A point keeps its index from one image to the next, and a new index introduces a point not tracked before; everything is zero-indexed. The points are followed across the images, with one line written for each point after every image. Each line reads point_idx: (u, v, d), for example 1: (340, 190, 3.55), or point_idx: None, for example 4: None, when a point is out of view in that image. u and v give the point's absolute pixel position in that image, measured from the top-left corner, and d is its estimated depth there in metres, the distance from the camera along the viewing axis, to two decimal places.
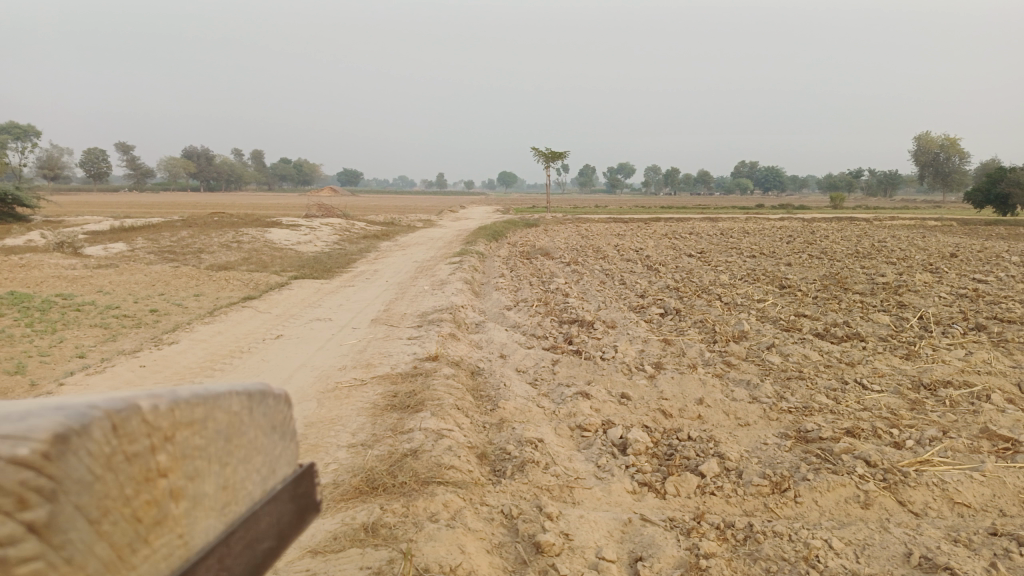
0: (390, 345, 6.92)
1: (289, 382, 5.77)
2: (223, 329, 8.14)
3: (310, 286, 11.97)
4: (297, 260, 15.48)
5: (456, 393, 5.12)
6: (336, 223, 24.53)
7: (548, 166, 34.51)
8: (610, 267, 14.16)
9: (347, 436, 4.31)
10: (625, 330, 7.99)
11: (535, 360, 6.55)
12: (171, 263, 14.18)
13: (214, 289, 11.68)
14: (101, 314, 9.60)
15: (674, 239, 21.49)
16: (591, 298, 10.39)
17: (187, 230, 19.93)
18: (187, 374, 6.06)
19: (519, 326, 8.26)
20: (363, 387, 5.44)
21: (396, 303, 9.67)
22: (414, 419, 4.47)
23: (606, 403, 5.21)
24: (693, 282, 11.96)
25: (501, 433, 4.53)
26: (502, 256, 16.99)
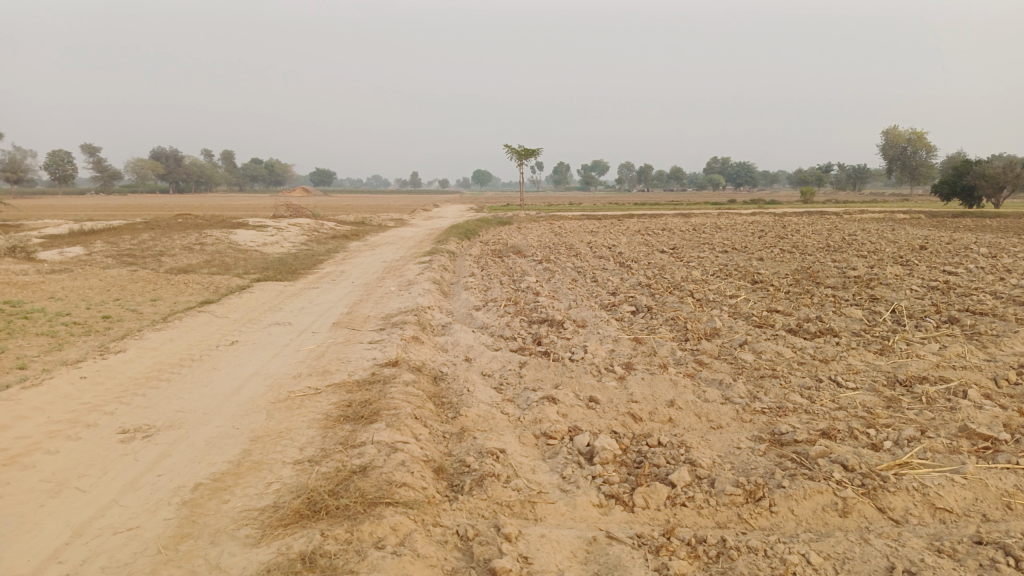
0: (349, 350, 6.61)
1: (239, 392, 5.44)
2: (176, 336, 7.75)
3: (273, 288, 11.58)
4: (262, 262, 15.03)
5: (415, 401, 4.83)
6: (305, 223, 24.01)
7: (522, 163, 34.20)
8: (583, 265, 13.93)
9: (295, 452, 4.02)
10: (595, 329, 7.76)
11: (502, 363, 6.27)
12: (129, 267, 13.66)
13: (173, 293, 11.24)
14: (50, 320, 9.13)
15: (647, 235, 21.34)
16: (562, 297, 10.15)
17: (148, 232, 19.31)
18: (130, 386, 5.70)
19: (487, 328, 7.98)
20: (317, 396, 5.13)
21: (361, 306, 9.34)
22: (366, 431, 4.18)
23: (573, 408, 4.96)
24: (666, 279, 11.78)
25: (461, 443, 4.26)
26: (474, 254, 16.67)
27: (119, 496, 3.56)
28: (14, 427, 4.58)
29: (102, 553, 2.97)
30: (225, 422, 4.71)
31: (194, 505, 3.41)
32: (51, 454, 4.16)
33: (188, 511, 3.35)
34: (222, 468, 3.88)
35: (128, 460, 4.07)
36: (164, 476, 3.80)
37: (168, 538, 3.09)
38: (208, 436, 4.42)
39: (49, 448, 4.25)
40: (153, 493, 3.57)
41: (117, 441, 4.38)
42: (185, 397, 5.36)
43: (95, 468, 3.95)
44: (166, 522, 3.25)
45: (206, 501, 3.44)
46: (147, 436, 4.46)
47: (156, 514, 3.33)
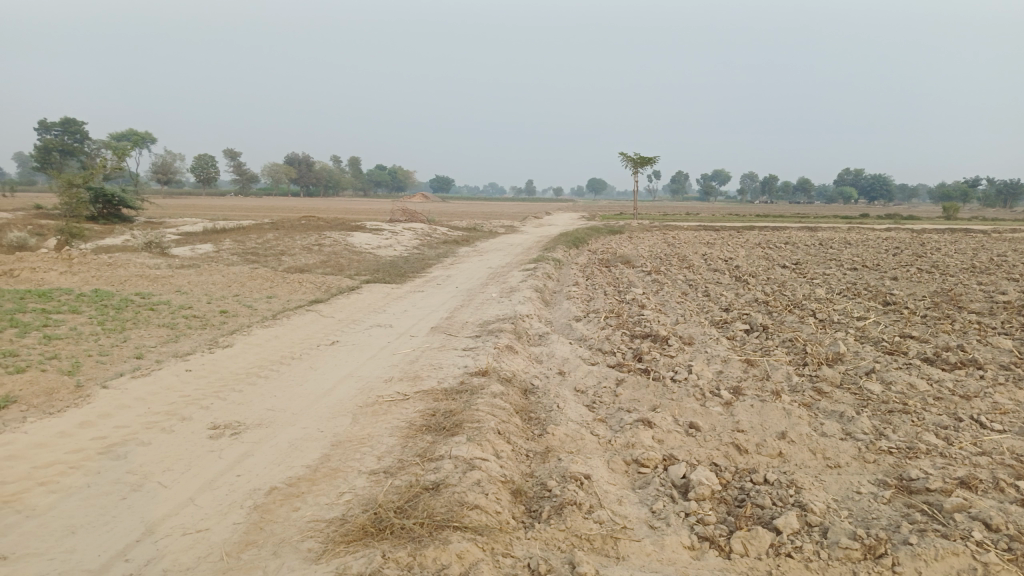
0: (442, 356, 6.49)
1: (329, 393, 5.42)
2: (281, 333, 7.94)
3: (379, 290, 11.75)
4: (373, 264, 15.38)
5: (500, 415, 4.61)
6: (418, 228, 24.49)
7: (637, 171, 33.41)
8: (695, 278, 13.30)
9: (372, 461, 3.88)
10: (702, 348, 7.26)
11: (597, 379, 5.94)
12: (251, 265, 14.32)
13: (287, 291, 11.63)
14: (172, 313, 9.62)
15: (767, 249, 20.27)
16: (669, 311, 9.67)
17: (273, 232, 20.30)
18: (230, 381, 5.81)
19: (586, 340, 7.65)
20: (404, 403, 5.01)
21: (460, 311, 9.26)
22: (446, 444, 3.99)
23: (671, 434, 4.56)
24: (785, 296, 11.01)
25: (545, 465, 3.99)
26: (580, 263, 16.35)
27: (195, 494, 3.55)
28: (116, 417, 4.75)
29: (167, 555, 2.94)
30: (310, 423, 4.66)
31: (264, 510, 3.33)
32: (144, 447, 4.25)
33: (257, 517, 3.28)
34: (299, 472, 3.80)
35: (212, 457, 4.08)
36: (243, 476, 3.77)
37: (233, 544, 3.02)
38: (291, 437, 4.38)
39: (144, 440, 4.36)
40: (228, 494, 3.53)
41: (206, 436, 4.43)
42: (278, 395, 5.39)
43: (181, 463, 3.99)
44: (234, 526, 3.19)
45: (277, 507, 3.36)
46: (234, 433, 4.49)
47: (226, 518, 3.28)
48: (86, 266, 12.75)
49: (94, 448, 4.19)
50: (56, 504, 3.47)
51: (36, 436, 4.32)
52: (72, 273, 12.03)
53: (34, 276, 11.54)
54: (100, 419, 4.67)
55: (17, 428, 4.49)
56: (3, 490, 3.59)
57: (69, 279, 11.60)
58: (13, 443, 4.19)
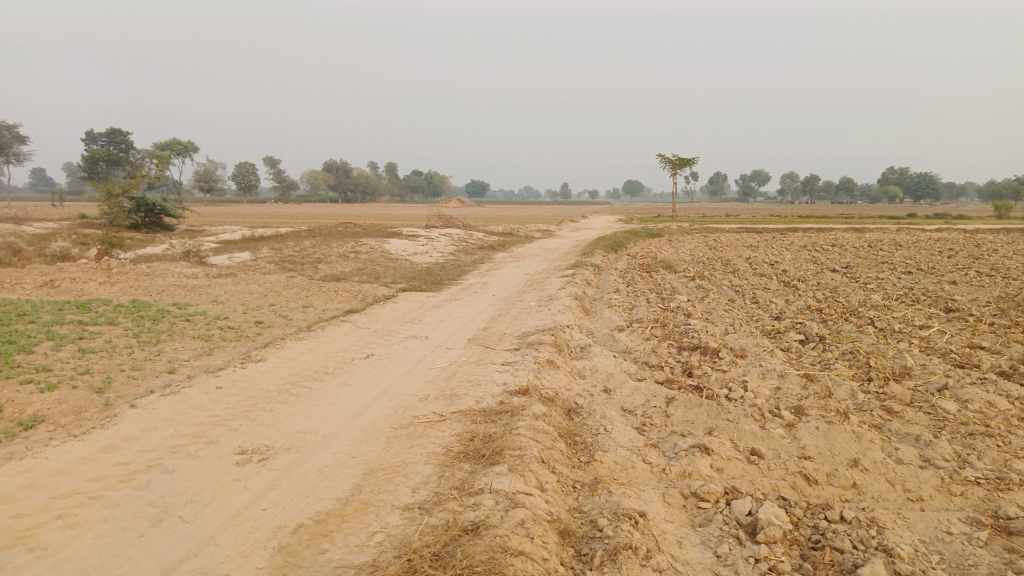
0: (480, 372, 6.16)
1: (362, 413, 5.13)
2: (315, 346, 7.71)
3: (415, 299, 11.49)
4: (409, 271, 15.17)
5: (544, 440, 4.26)
6: (454, 233, 24.27)
7: (676, 173, 32.74)
8: (740, 283, 12.78)
9: (407, 494, 3.57)
10: (756, 361, 6.83)
11: (645, 397, 5.56)
12: (288, 273, 14.21)
13: (323, 300, 11.45)
14: (208, 324, 9.47)
15: (815, 251, 19.60)
16: (717, 319, 9.22)
17: (310, 239, 20.25)
18: (261, 399, 5.59)
19: (631, 352, 7.26)
20: (440, 426, 4.69)
21: (498, 322, 8.95)
22: (486, 476, 3.66)
23: (731, 462, 4.17)
24: (839, 303, 10.47)
25: (594, 499, 3.64)
26: (620, 269, 15.93)
27: (217, 532, 3.29)
28: (141, 441, 4.53)
29: None
30: (342, 448, 4.37)
31: (288, 553, 3.04)
32: (167, 475, 4.02)
33: (281, 561, 2.99)
34: (328, 506, 3.50)
35: (237, 487, 3.82)
36: (268, 510, 3.49)
37: None
38: (321, 465, 4.09)
39: (167, 467, 4.12)
40: (251, 533, 3.26)
41: (233, 463, 4.17)
42: (309, 416, 5.13)
43: (205, 494, 3.74)
44: (256, 572, 2.91)
45: (303, 549, 3.08)
46: (262, 459, 4.22)
47: (248, 561, 3.00)
48: (126, 276, 12.78)
49: (116, 476, 3.96)
50: (70, 542, 3.23)
51: (57, 462, 4.11)
52: (111, 283, 12.04)
53: (74, 286, 11.56)
54: (124, 443, 4.47)
55: (39, 452, 4.29)
56: (17, 524, 3.38)
57: (108, 289, 11.60)
58: (33, 470, 3.98)
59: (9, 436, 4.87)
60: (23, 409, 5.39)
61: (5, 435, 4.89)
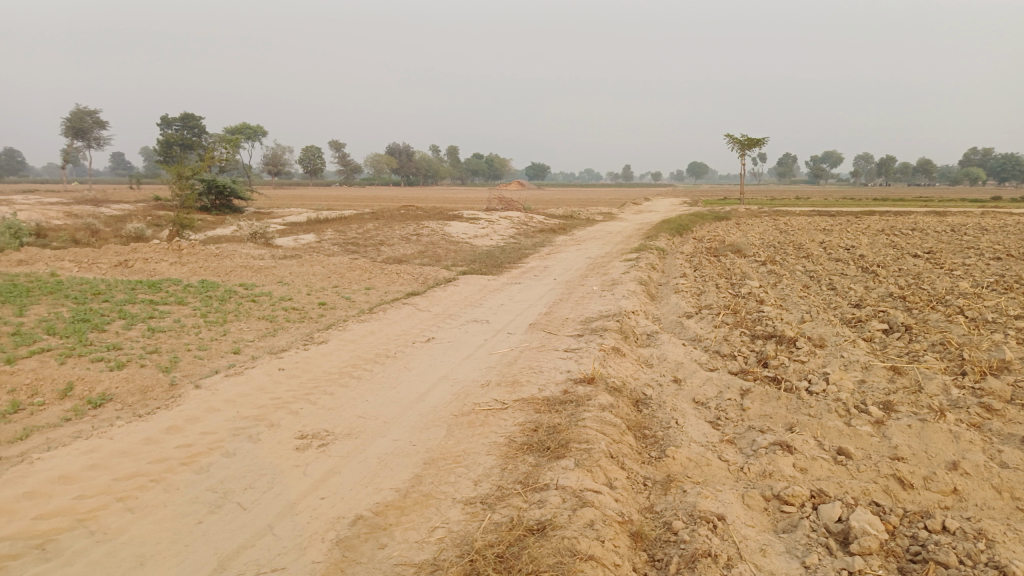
0: (543, 358, 5.95)
1: (423, 399, 4.99)
2: (377, 329, 7.64)
3: (476, 282, 11.36)
4: (470, 254, 15.05)
5: (612, 433, 4.04)
6: (515, 216, 24.06)
7: (744, 154, 31.63)
8: (815, 269, 12.18)
9: (468, 487, 3.41)
10: (837, 352, 6.42)
11: (718, 389, 5.27)
12: (351, 256, 14.27)
13: (384, 283, 11.42)
14: (272, 305, 9.55)
15: (893, 235, 18.62)
16: (791, 307, 8.77)
17: (373, 222, 20.39)
18: (322, 382, 5.53)
19: (701, 340, 6.94)
20: (502, 414, 4.52)
21: (561, 306, 8.72)
22: (553, 470, 3.46)
23: (815, 461, 3.86)
24: (923, 291, 9.84)
25: (667, 500, 3.39)
26: (686, 253, 15.45)
27: (274, 521, 3.19)
28: (204, 423, 4.51)
29: None
30: (401, 435, 4.24)
31: (346, 547, 2.91)
32: (227, 458, 3.96)
33: (338, 556, 2.86)
34: (387, 498, 3.37)
35: (296, 473, 3.72)
36: (327, 500, 3.38)
37: None
38: (381, 453, 3.97)
39: (228, 451, 4.07)
40: (309, 523, 3.15)
41: (292, 448, 4.09)
42: (370, 400, 5.02)
43: (263, 480, 3.66)
44: (312, 567, 2.79)
45: (361, 543, 2.94)
46: (322, 445, 4.13)
47: (304, 554, 2.89)
48: (195, 257, 13.05)
49: (178, 458, 3.93)
50: (129, 526, 3.20)
51: (121, 443, 4.11)
52: (181, 263, 12.31)
53: (146, 267, 11.85)
54: (186, 425, 4.45)
55: (104, 432, 4.31)
56: (79, 506, 3.36)
57: (178, 269, 11.86)
58: (98, 451, 3.98)
59: (78, 415, 4.95)
60: (92, 387, 5.49)
61: (75, 413, 4.98)
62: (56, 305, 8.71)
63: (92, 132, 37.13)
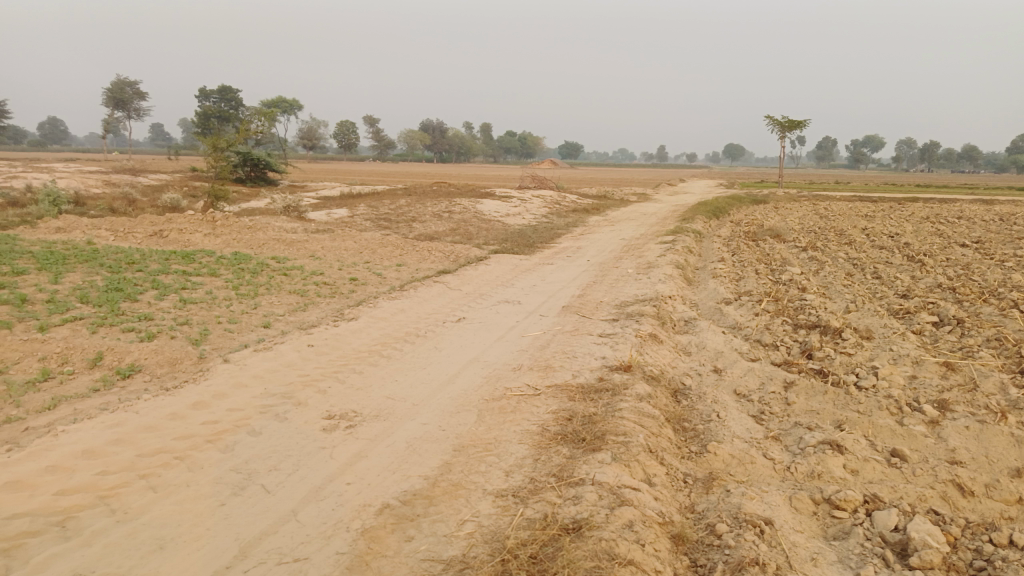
0: (577, 343, 5.77)
1: (453, 381, 4.85)
2: (407, 307, 7.51)
3: (508, 262, 11.18)
4: (503, 232, 14.86)
5: (651, 425, 3.85)
6: (548, 195, 23.77)
7: (784, 135, 30.79)
8: (859, 256, 11.77)
9: (500, 478, 3.25)
10: (885, 345, 6.13)
11: (761, 381, 5.05)
12: (382, 231, 14.17)
13: (415, 259, 11.29)
14: (304, 279, 9.47)
15: (939, 224, 17.99)
16: (835, 295, 8.45)
17: (405, 197, 20.27)
18: (351, 360, 5.42)
19: (741, 329, 6.69)
20: (536, 400, 4.35)
21: (595, 289, 8.51)
22: (589, 463, 3.29)
23: (867, 464, 3.63)
24: (974, 282, 9.42)
25: (709, 499, 3.21)
26: (724, 236, 15.06)
27: (298, 506, 3.08)
28: (230, 399, 4.42)
29: None
30: (431, 419, 4.10)
31: (371, 538, 2.78)
32: (253, 438, 3.86)
33: (363, 547, 2.73)
34: (415, 486, 3.23)
35: (322, 456, 3.60)
36: (353, 486, 3.26)
37: None
38: (409, 437, 3.83)
39: (253, 429, 3.97)
40: (334, 511, 3.03)
41: (319, 429, 3.97)
42: (399, 381, 4.89)
43: (288, 462, 3.54)
44: (336, 558, 2.66)
45: (387, 535, 2.81)
46: (349, 426, 4.01)
47: (329, 544, 2.77)
48: (228, 228, 13.06)
49: (203, 436, 3.84)
50: (150, 506, 3.10)
51: (147, 418, 4.03)
52: (215, 234, 12.31)
53: (180, 237, 11.87)
54: (212, 401, 4.36)
55: (130, 405, 4.23)
56: (102, 482, 3.28)
57: (211, 240, 11.86)
58: (123, 424, 3.91)
59: (107, 386, 4.90)
60: (122, 358, 5.44)
61: (103, 384, 4.93)
62: (91, 273, 8.72)
63: (132, 103, 37.50)
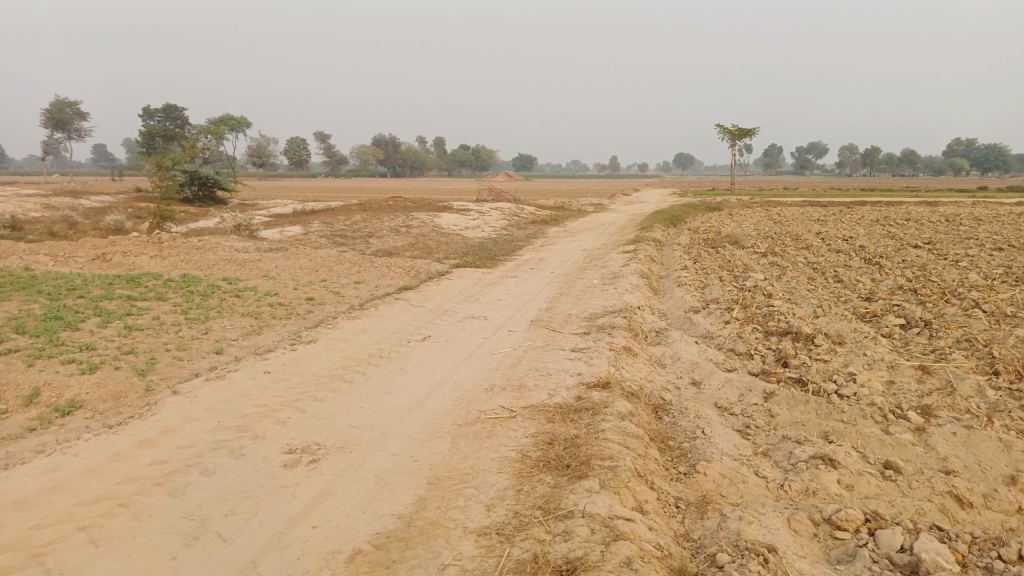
0: (550, 359, 5.55)
1: (422, 406, 4.58)
2: (369, 327, 7.19)
3: (470, 276, 10.94)
4: (462, 246, 14.61)
5: (636, 446, 3.65)
6: (505, 207, 23.61)
7: (735, 143, 31.24)
8: (818, 260, 11.85)
9: (481, 514, 3.00)
10: (858, 350, 6.07)
11: (740, 393, 4.90)
12: (339, 248, 13.78)
13: (374, 276, 10.95)
14: (258, 300, 9.06)
15: (890, 226, 18.36)
16: (801, 300, 8.42)
17: (361, 213, 19.87)
18: (313, 386, 5.11)
19: (713, 338, 6.57)
20: (512, 423, 4.12)
21: (562, 301, 8.32)
22: (576, 493, 3.07)
23: (862, 478, 3.49)
24: (933, 283, 9.52)
25: (705, 526, 3.01)
26: (683, 244, 15.07)
27: (259, 557, 2.77)
28: (181, 435, 4.07)
29: None
30: (401, 449, 3.83)
31: None
32: (207, 478, 3.53)
33: None
34: (389, 527, 2.95)
35: (284, 496, 3.30)
36: (320, 529, 2.96)
37: None
38: (378, 470, 3.55)
39: (207, 468, 3.63)
40: (300, 560, 2.73)
41: (280, 465, 3.66)
42: (364, 407, 4.60)
43: (247, 505, 3.23)
44: None
45: None
46: (313, 460, 3.71)
47: None
48: (177, 250, 12.53)
49: (151, 478, 3.49)
50: (91, 564, 2.76)
51: (87, 460, 3.66)
52: (162, 256, 11.78)
53: (125, 260, 11.32)
54: (162, 437, 4.02)
55: (69, 446, 3.85)
56: (35, 537, 2.92)
57: (158, 263, 11.34)
58: (61, 469, 3.53)
59: (43, 425, 4.48)
60: (61, 393, 5.02)
61: (40, 422, 4.52)
62: (27, 301, 8.18)
63: (73, 124, 36.21)
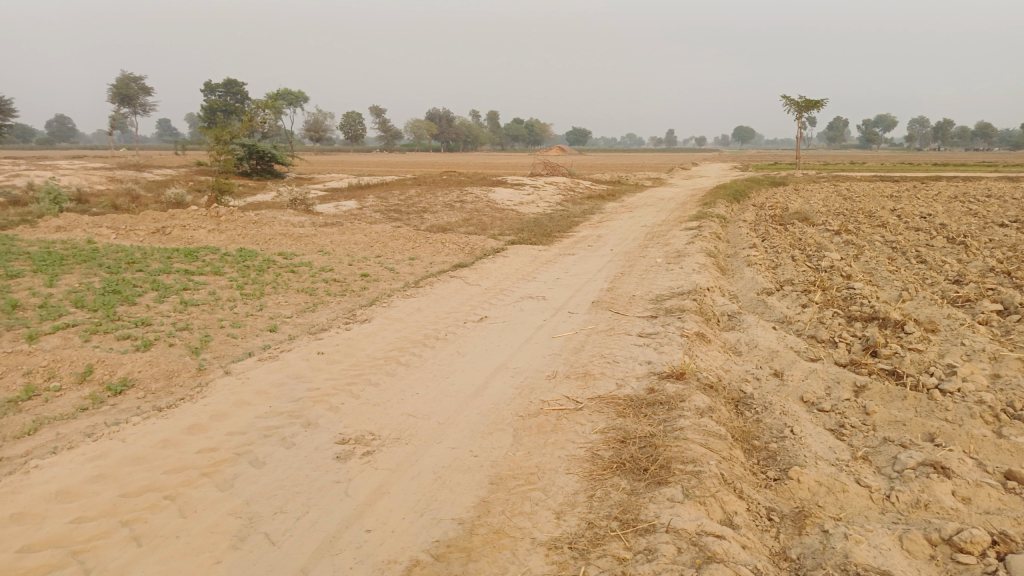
0: (616, 345, 5.20)
1: (482, 394, 4.30)
2: (424, 306, 6.95)
3: (527, 253, 10.60)
4: (518, 222, 14.27)
5: (719, 447, 3.29)
6: (561, 182, 23.09)
7: (802, 114, 29.79)
8: (896, 239, 11.11)
9: (550, 523, 2.71)
10: (954, 339, 5.53)
11: (827, 385, 4.47)
12: (393, 224, 13.60)
13: (429, 253, 10.72)
14: (313, 276, 8.92)
15: (972, 202, 17.22)
16: (883, 283, 7.82)
17: (416, 188, 19.69)
18: (368, 369, 4.88)
19: (792, 324, 6.11)
20: (580, 416, 3.80)
21: (624, 281, 7.92)
22: (656, 504, 2.74)
23: (981, 488, 3.06)
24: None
25: (805, 544, 2.64)
26: (748, 221, 14.39)
27: (309, 564, 2.53)
28: (232, 421, 3.89)
29: None
30: (461, 442, 3.55)
31: None
32: (256, 469, 3.33)
33: None
34: (449, 534, 2.69)
35: (336, 494, 3.06)
36: (374, 534, 2.71)
37: None
38: (436, 466, 3.29)
39: (258, 459, 3.43)
40: (352, 569, 2.49)
41: (333, 457, 3.44)
42: (420, 394, 4.35)
43: (298, 502, 3.01)
44: None
45: None
46: (367, 453, 3.47)
47: None
48: (234, 224, 12.53)
49: (199, 468, 3.31)
50: (132, 565, 2.58)
51: (135, 446, 3.50)
52: (220, 230, 11.78)
53: (184, 233, 11.34)
54: (211, 423, 3.83)
55: (118, 429, 3.72)
56: (77, 533, 2.76)
57: (216, 237, 11.34)
58: (107, 455, 3.38)
59: (95, 405, 4.37)
60: (114, 371, 4.92)
61: (92, 402, 4.41)
62: (89, 275, 8.21)
63: (139, 98, 37.02)
